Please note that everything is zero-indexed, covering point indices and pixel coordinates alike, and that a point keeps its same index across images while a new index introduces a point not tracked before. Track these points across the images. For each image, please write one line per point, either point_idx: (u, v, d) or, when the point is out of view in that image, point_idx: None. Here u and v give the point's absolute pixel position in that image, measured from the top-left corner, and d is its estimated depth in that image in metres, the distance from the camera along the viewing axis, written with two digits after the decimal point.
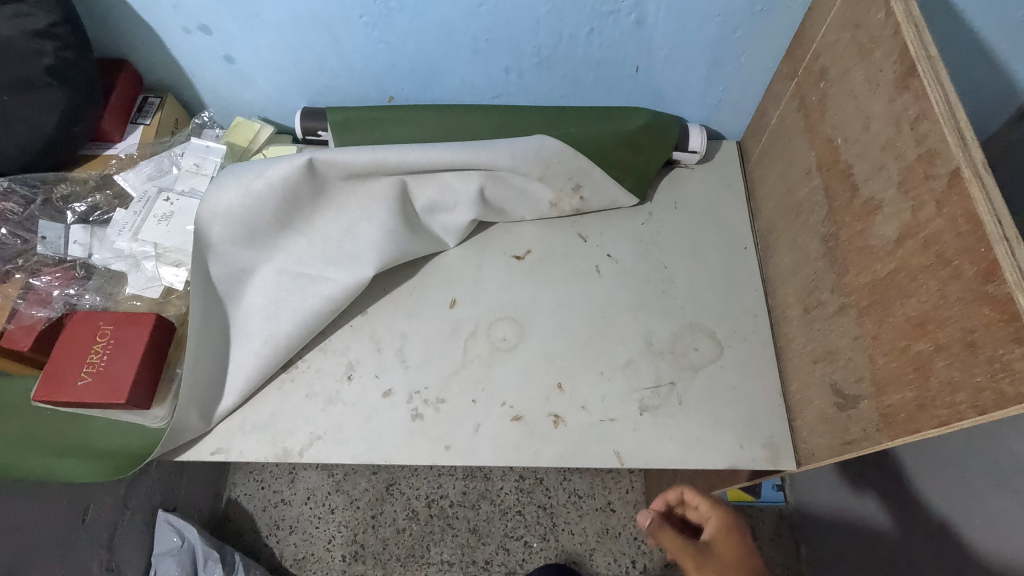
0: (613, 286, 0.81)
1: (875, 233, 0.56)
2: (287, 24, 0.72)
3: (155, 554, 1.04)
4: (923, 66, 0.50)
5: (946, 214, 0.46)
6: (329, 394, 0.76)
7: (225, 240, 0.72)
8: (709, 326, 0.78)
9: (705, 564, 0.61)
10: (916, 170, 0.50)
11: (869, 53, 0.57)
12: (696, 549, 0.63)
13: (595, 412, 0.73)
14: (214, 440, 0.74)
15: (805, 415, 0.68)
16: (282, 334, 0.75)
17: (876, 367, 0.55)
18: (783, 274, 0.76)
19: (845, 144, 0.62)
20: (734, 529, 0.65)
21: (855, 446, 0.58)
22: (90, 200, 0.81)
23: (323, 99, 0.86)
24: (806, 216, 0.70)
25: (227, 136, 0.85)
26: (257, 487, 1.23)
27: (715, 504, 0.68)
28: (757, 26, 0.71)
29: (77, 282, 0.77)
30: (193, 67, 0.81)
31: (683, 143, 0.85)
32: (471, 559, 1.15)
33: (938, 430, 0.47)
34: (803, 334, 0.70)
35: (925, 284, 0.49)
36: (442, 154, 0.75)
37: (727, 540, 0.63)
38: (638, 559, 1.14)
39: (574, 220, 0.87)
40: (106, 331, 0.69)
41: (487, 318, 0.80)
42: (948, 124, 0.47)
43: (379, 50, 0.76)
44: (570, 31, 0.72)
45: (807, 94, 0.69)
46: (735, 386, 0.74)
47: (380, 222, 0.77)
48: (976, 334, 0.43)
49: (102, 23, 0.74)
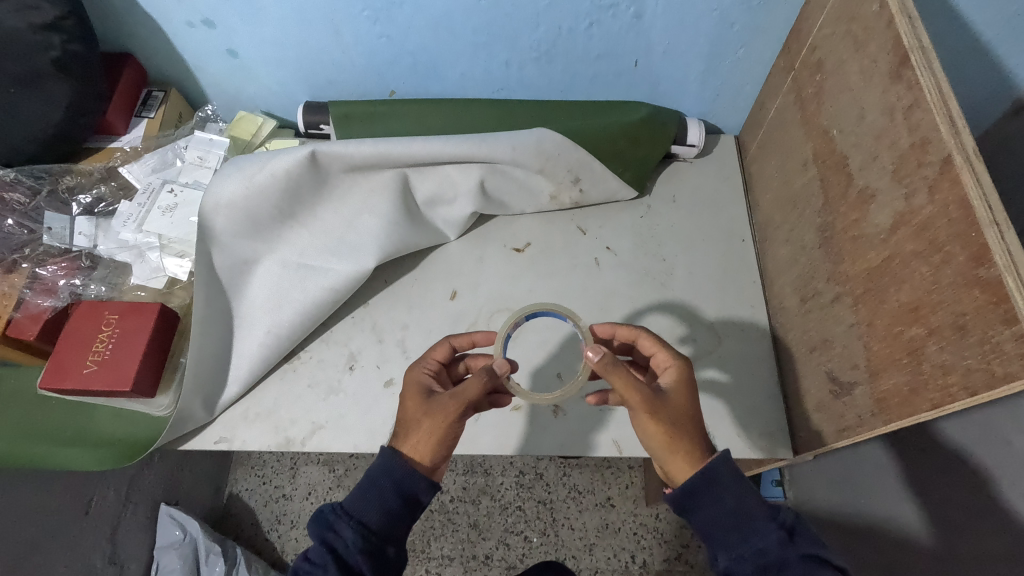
0: (612, 278, 0.82)
1: (870, 222, 0.57)
2: (289, 18, 0.73)
3: (157, 547, 1.05)
4: (916, 55, 0.51)
5: (938, 201, 0.47)
6: (331, 384, 0.77)
7: (228, 232, 0.73)
8: (707, 317, 0.79)
9: (660, 412, 0.52)
10: (909, 158, 0.51)
11: (864, 45, 0.58)
12: (651, 392, 0.53)
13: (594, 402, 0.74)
14: (218, 429, 0.75)
15: (802, 405, 0.69)
16: (284, 325, 0.76)
17: (870, 354, 0.56)
18: (780, 266, 0.77)
19: (841, 135, 0.62)
20: (691, 383, 0.55)
21: (850, 432, 0.59)
22: (95, 192, 0.81)
23: (325, 93, 0.87)
24: (803, 207, 0.71)
25: (230, 130, 0.85)
26: (259, 481, 1.23)
27: (675, 357, 0.58)
28: (754, 20, 0.72)
29: (81, 272, 0.78)
30: (196, 61, 0.82)
31: (681, 137, 0.86)
32: (471, 554, 1.16)
33: (930, 413, 0.48)
34: (799, 324, 0.71)
35: (918, 270, 0.49)
36: (443, 146, 0.76)
37: (680, 388, 0.55)
38: (637, 553, 1.15)
39: (574, 213, 0.88)
40: (111, 320, 0.70)
41: (488, 310, 0.81)
42: (940, 112, 0.48)
43: (380, 43, 0.77)
44: (569, 24, 0.73)
45: (804, 86, 0.70)
46: (732, 376, 0.75)
47: (381, 214, 0.78)
48: (967, 317, 0.44)
49: (107, 17, 0.75)
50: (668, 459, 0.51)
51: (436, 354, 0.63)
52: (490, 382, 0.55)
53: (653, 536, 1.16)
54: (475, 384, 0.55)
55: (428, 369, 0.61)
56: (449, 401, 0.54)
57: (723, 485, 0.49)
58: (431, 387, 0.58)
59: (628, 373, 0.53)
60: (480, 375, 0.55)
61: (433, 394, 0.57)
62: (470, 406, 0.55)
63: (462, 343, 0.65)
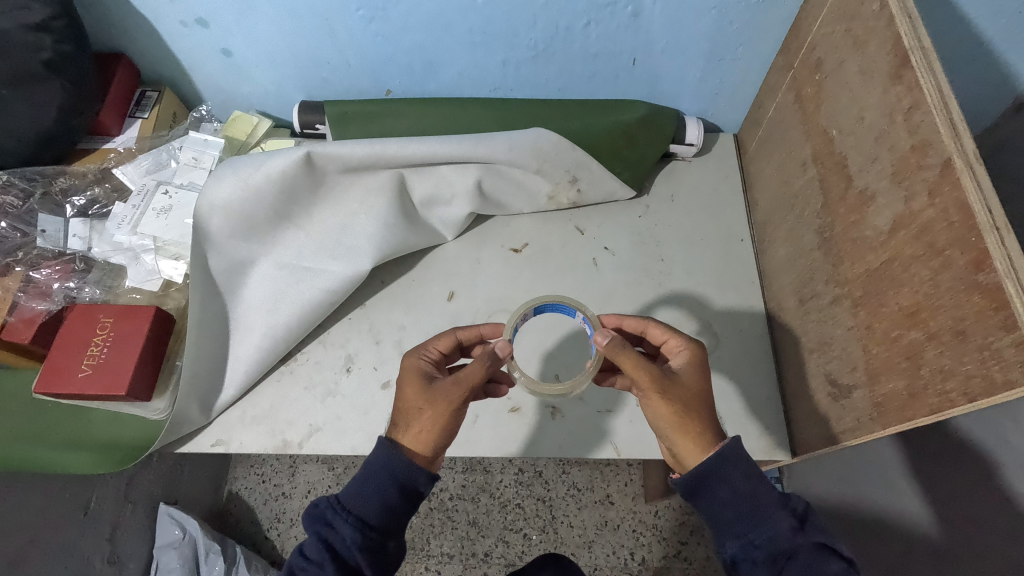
0: (610, 278, 0.82)
1: (869, 225, 0.56)
2: (283, 17, 0.73)
3: (157, 546, 1.05)
4: (916, 56, 0.50)
5: (937, 204, 0.47)
6: (329, 386, 0.77)
7: (223, 234, 0.72)
8: (705, 318, 0.78)
9: (668, 390, 0.52)
10: (909, 161, 0.51)
11: (864, 44, 0.58)
12: (662, 371, 0.53)
13: (591, 403, 0.74)
14: (215, 431, 0.75)
15: (800, 406, 0.69)
16: (280, 327, 0.75)
17: (869, 357, 0.56)
18: (778, 266, 0.77)
19: (840, 135, 0.62)
20: (702, 364, 0.55)
21: (849, 436, 0.59)
22: (89, 194, 0.81)
23: (321, 93, 0.86)
24: (802, 208, 0.71)
25: (225, 130, 0.86)
26: (258, 480, 1.23)
27: (686, 341, 0.58)
28: (752, 19, 0.71)
29: (76, 276, 0.78)
30: (189, 61, 0.81)
31: (679, 136, 0.86)
32: (470, 552, 1.16)
33: (928, 418, 0.48)
34: (798, 326, 0.71)
35: (918, 274, 0.49)
36: (439, 147, 0.75)
37: (691, 368, 0.55)
38: (636, 551, 1.15)
39: (572, 212, 0.87)
40: (106, 324, 0.70)
41: (486, 311, 0.81)
42: (940, 114, 0.47)
43: (376, 43, 0.76)
44: (566, 22, 0.72)
45: (803, 86, 0.70)
46: (730, 377, 0.75)
47: (377, 215, 0.77)
48: (966, 323, 0.43)
49: (99, 16, 0.74)
50: (678, 440, 0.52)
51: (439, 344, 0.61)
52: (492, 366, 0.54)
53: (652, 533, 1.16)
54: (477, 368, 0.54)
55: (428, 357, 0.59)
56: (453, 387, 0.53)
57: (732, 466, 0.49)
58: (432, 374, 0.57)
59: (636, 353, 0.53)
60: (481, 358, 0.54)
61: (433, 380, 0.55)
62: (473, 390, 0.54)
63: (467, 337, 0.64)
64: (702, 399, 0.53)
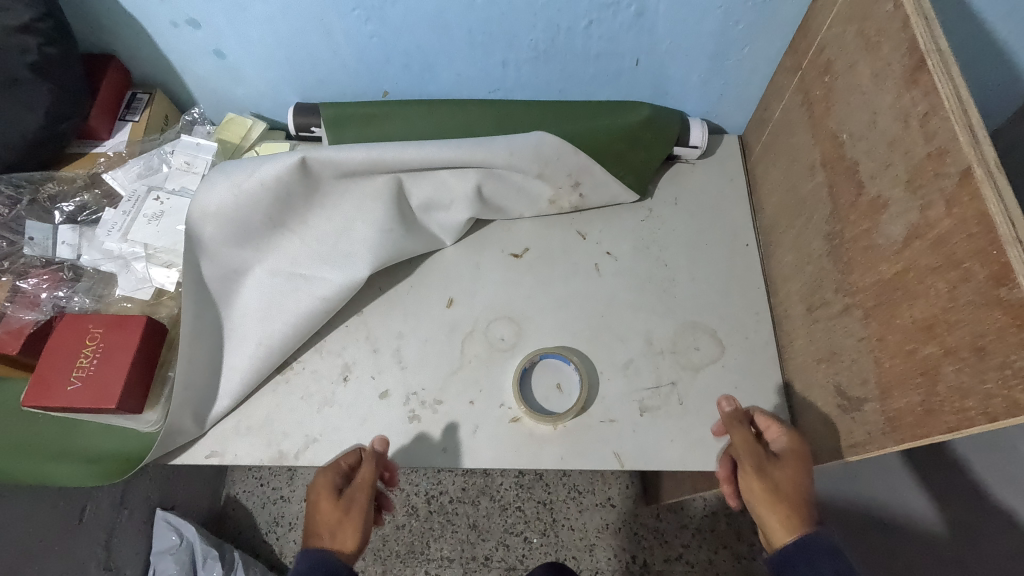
0: (613, 285, 0.80)
1: (881, 233, 0.55)
2: (277, 17, 0.71)
3: (153, 553, 1.03)
4: (933, 59, 0.49)
5: (955, 215, 0.45)
6: (325, 396, 0.75)
7: (217, 240, 0.71)
8: (710, 325, 0.77)
9: (767, 470, 0.57)
10: (925, 169, 0.49)
11: (877, 46, 0.56)
12: (763, 454, 0.59)
13: (594, 414, 0.72)
14: (209, 442, 0.73)
15: (808, 417, 0.67)
16: (276, 336, 0.73)
17: (881, 370, 0.54)
18: (786, 272, 0.75)
19: (851, 140, 0.60)
20: (805, 459, 0.59)
21: (860, 450, 0.57)
22: (78, 200, 0.79)
23: (317, 95, 0.84)
24: (810, 213, 0.69)
25: (218, 133, 0.83)
26: (257, 483, 1.22)
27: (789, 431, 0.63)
28: (759, 18, 0.69)
29: (65, 284, 0.76)
30: (181, 62, 0.79)
31: (684, 138, 0.84)
32: (471, 555, 1.15)
33: (945, 435, 0.46)
34: (806, 334, 0.69)
35: (934, 286, 0.47)
36: (438, 151, 0.73)
37: (794, 458, 0.59)
38: (637, 554, 1.14)
39: (574, 217, 0.85)
40: (96, 334, 0.68)
41: (486, 317, 0.79)
42: (959, 120, 0.46)
43: (372, 43, 0.74)
44: (568, 23, 0.70)
45: (811, 88, 0.68)
46: (736, 386, 0.73)
47: (375, 221, 0.75)
48: (987, 339, 0.42)
49: (89, 16, 0.72)
50: (767, 518, 0.55)
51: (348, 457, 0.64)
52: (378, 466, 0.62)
53: (654, 536, 1.15)
54: (368, 470, 0.61)
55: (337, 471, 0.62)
56: (357, 496, 0.59)
57: (817, 553, 0.52)
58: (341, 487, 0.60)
59: (746, 431, 0.61)
60: (370, 459, 0.62)
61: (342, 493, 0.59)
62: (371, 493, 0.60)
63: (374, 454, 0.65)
64: (800, 489, 0.56)
